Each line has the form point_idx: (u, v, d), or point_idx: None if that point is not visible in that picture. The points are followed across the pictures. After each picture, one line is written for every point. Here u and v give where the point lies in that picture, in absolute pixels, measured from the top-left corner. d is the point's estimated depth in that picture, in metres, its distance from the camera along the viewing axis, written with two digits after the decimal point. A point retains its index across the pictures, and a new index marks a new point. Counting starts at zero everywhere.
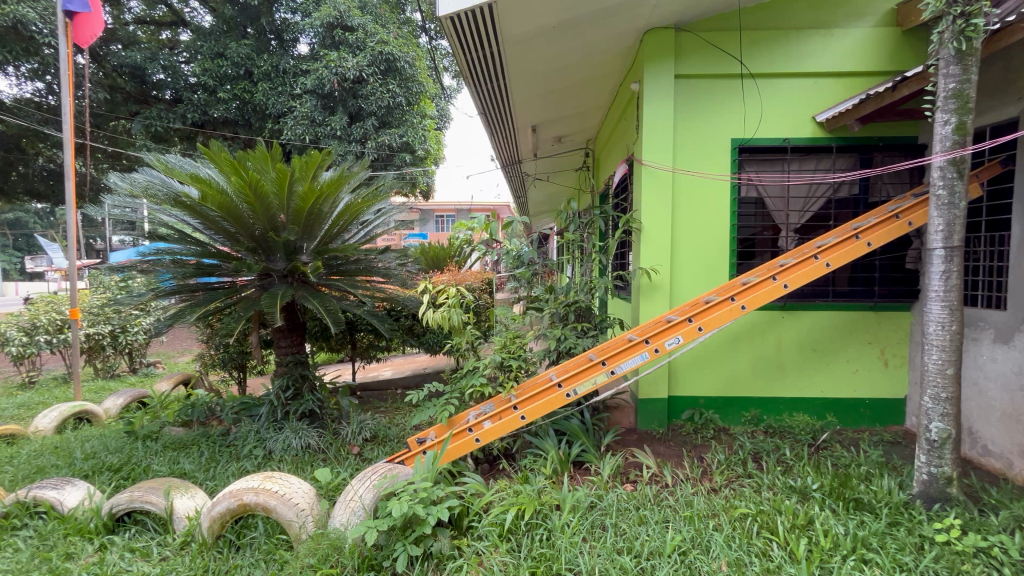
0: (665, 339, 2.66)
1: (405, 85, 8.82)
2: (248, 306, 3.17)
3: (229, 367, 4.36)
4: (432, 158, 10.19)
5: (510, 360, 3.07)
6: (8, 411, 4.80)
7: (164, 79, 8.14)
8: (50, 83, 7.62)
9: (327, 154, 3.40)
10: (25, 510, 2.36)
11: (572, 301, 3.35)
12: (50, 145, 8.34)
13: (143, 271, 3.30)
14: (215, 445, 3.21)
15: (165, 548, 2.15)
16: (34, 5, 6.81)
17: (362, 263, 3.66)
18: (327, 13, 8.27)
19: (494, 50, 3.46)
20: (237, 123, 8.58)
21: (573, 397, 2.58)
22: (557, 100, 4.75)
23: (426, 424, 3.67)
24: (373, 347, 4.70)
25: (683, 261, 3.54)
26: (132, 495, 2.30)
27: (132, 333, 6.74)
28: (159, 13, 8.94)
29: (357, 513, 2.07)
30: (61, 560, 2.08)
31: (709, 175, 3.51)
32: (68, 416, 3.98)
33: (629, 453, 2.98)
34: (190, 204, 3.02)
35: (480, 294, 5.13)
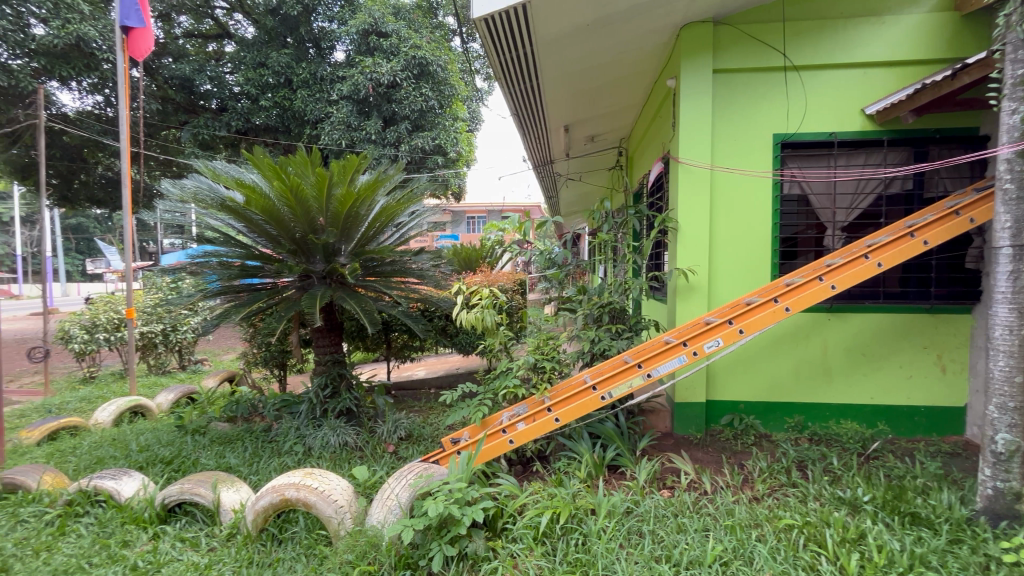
0: (704, 341, 2.58)
1: (438, 88, 8.93)
2: (288, 307, 3.27)
3: (271, 364, 4.51)
4: (464, 160, 10.28)
5: (544, 361, 3.05)
6: (73, 404, 5.14)
7: (211, 89, 8.53)
8: (108, 96, 8.11)
9: (363, 157, 3.47)
10: (87, 498, 2.51)
11: (606, 302, 3.29)
12: (108, 155, 8.88)
13: (191, 273, 3.45)
14: (258, 441, 3.32)
15: (213, 539, 2.24)
16: (95, 23, 7.35)
17: (397, 264, 3.72)
18: (362, 20, 8.45)
19: (527, 51, 3.45)
20: (278, 130, 8.91)
21: (608, 400, 2.53)
22: (591, 99, 4.70)
23: (460, 424, 3.69)
24: (407, 347, 4.78)
25: (722, 261, 3.43)
26: (182, 486, 2.41)
27: (182, 332, 7.09)
28: (205, 26, 9.36)
29: (394, 511, 2.09)
30: (118, 547, 2.20)
31: (749, 172, 3.39)
32: (124, 410, 4.22)
33: (665, 458, 2.90)
34: (236, 208, 3.15)
35: (513, 295, 5.13)
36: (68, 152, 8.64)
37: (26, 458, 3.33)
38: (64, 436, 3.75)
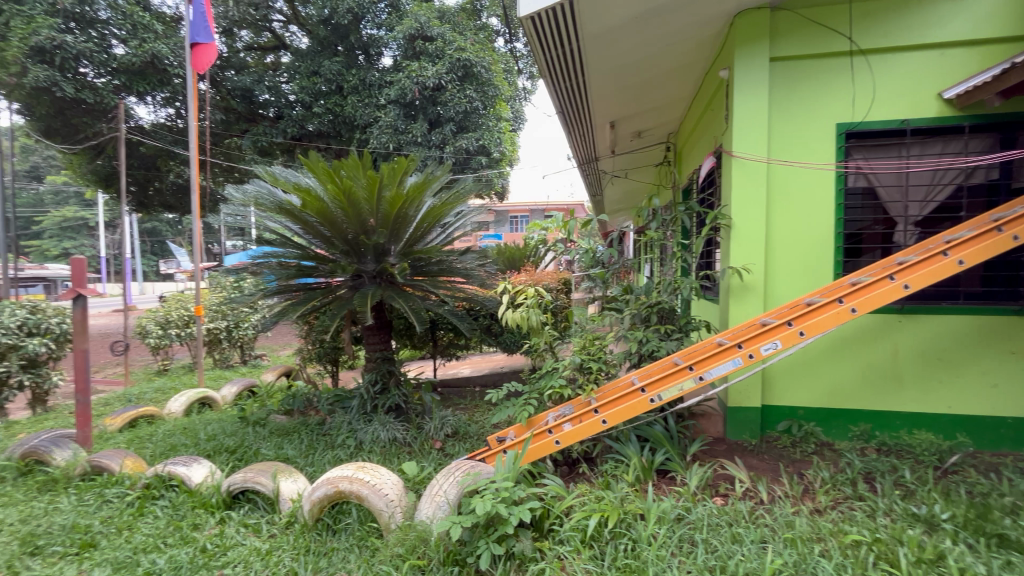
0: (761, 343, 2.46)
1: (482, 89, 9.01)
2: (341, 306, 3.39)
3: (324, 360, 4.70)
4: (508, 160, 10.33)
5: (590, 362, 2.99)
6: (150, 395, 5.57)
7: (269, 98, 9.01)
8: (178, 108, 8.71)
9: (411, 160, 3.55)
10: (162, 482, 2.70)
11: (654, 302, 3.19)
12: (178, 163, 9.54)
13: (252, 274, 3.64)
14: (313, 433, 3.47)
15: (273, 527, 2.36)
16: (167, 42, 7.88)
17: (444, 264, 3.77)
18: (408, 25, 8.64)
19: (574, 47, 3.40)
20: (330, 136, 9.31)
21: (657, 403, 2.46)
22: (638, 94, 4.58)
23: (505, 423, 3.72)
24: (453, 345, 4.86)
25: (779, 259, 3.26)
26: (246, 475, 2.54)
27: (243, 328, 7.51)
28: (264, 39, 9.88)
29: (442, 507, 2.12)
30: (189, 529, 2.35)
31: (811, 165, 3.20)
32: (193, 401, 4.52)
33: (718, 465, 2.78)
34: (292, 210, 3.30)
35: (557, 294, 5.10)
36: (145, 161, 9.36)
37: (111, 443, 3.64)
38: (142, 424, 4.06)
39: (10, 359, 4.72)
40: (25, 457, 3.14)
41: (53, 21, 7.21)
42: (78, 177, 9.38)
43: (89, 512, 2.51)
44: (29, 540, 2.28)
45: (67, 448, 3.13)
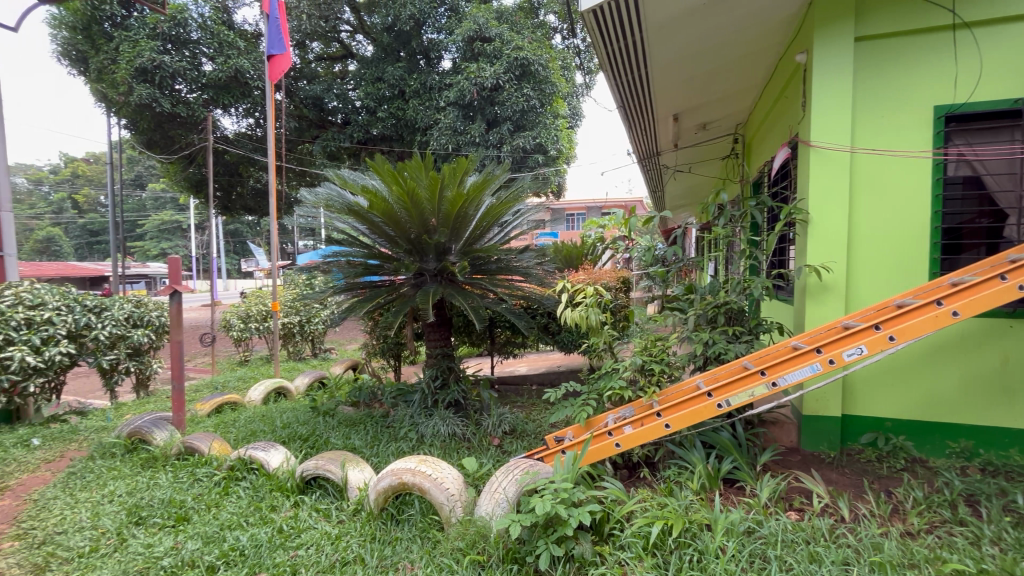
0: (843, 348, 2.26)
1: (539, 87, 8.99)
2: (404, 303, 3.49)
3: (388, 355, 4.89)
4: (564, 158, 10.25)
5: (653, 364, 2.89)
6: (233, 383, 6.05)
7: (337, 105, 9.53)
8: (257, 118, 9.42)
9: (472, 159, 3.60)
10: (244, 465, 2.92)
11: (722, 302, 3.02)
12: (258, 169, 10.30)
13: (323, 272, 3.84)
14: (377, 425, 3.62)
15: (342, 513, 2.48)
16: (248, 57, 8.60)
17: (503, 262, 3.80)
18: (467, 27, 8.77)
19: (637, 38, 3.30)
20: (393, 139, 9.68)
21: (725, 409, 2.33)
22: (704, 84, 4.37)
23: (563, 423, 3.69)
24: (510, 343, 4.90)
25: (864, 256, 2.99)
26: (317, 463, 2.69)
27: (315, 323, 7.99)
28: (332, 49, 10.40)
29: (501, 505, 2.12)
30: (268, 510, 2.53)
31: (903, 153, 2.91)
32: (270, 390, 4.86)
33: (792, 477, 2.60)
34: (360, 211, 3.44)
35: (616, 293, 4.99)
36: (229, 168, 10.17)
37: (200, 427, 3.99)
38: (227, 410, 4.42)
39: (119, 348, 5.29)
40: (130, 436, 3.51)
41: (153, 43, 7.95)
42: (174, 184, 10.35)
43: (183, 488, 2.77)
44: (135, 511, 2.55)
45: (164, 429, 3.47)
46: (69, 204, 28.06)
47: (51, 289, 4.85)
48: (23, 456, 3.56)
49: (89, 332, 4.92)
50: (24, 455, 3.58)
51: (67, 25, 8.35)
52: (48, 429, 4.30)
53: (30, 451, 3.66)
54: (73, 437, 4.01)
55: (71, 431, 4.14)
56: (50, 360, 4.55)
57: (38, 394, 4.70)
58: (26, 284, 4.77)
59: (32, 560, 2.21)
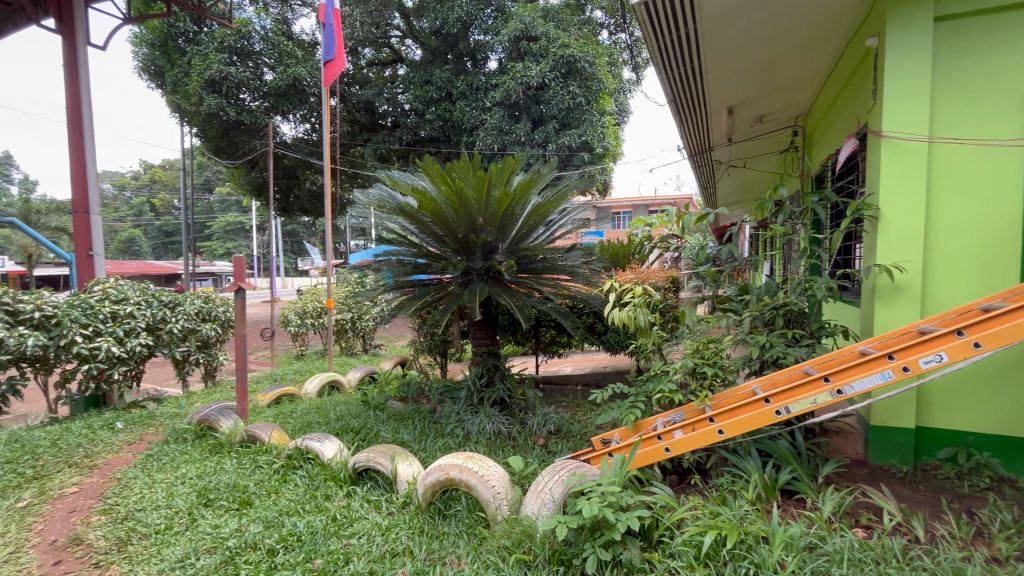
0: (919, 355, 2.07)
1: (585, 84, 8.88)
2: (451, 302, 3.54)
3: (434, 352, 4.99)
4: (611, 156, 10.08)
5: (704, 367, 2.77)
6: (291, 376, 6.37)
7: (388, 109, 9.87)
8: (313, 124, 9.88)
9: (518, 158, 3.60)
10: (300, 454, 3.06)
11: (781, 303, 2.87)
12: (314, 172, 10.80)
13: (374, 271, 3.95)
14: (425, 421, 3.69)
15: (392, 504, 2.55)
16: (305, 65, 9.05)
17: (548, 262, 3.78)
18: (514, 27, 8.78)
19: (691, 28, 3.18)
20: (440, 140, 9.87)
21: (784, 416, 2.20)
22: (762, 74, 4.16)
23: (609, 425, 3.62)
24: (555, 342, 4.87)
25: (943, 255, 2.75)
26: (368, 455, 2.78)
27: (365, 320, 8.28)
28: (383, 54, 10.72)
29: (547, 505, 2.11)
30: (322, 499, 2.64)
31: (990, 143, 2.65)
32: (325, 383, 5.08)
33: (859, 491, 2.43)
34: (409, 211, 3.52)
35: (665, 293, 4.85)
36: (287, 172, 10.73)
37: (261, 416, 4.23)
38: (285, 401, 4.67)
39: (190, 340, 5.69)
40: (200, 422, 3.78)
41: (221, 56, 8.50)
42: (238, 187, 11.02)
43: (246, 474, 2.94)
44: (203, 493, 2.73)
45: (230, 418, 3.70)
46: (148, 208, 30.59)
47: (133, 286, 5.31)
48: (110, 437, 3.90)
49: (165, 325, 5.34)
50: (109, 436, 3.93)
51: (147, 42, 9.07)
52: (130, 414, 4.69)
53: (115, 433, 4.01)
54: (151, 422, 4.36)
55: (149, 416, 4.50)
56: (131, 351, 4.97)
57: (122, 381, 5.13)
58: (112, 280, 5.23)
59: (117, 533, 2.43)
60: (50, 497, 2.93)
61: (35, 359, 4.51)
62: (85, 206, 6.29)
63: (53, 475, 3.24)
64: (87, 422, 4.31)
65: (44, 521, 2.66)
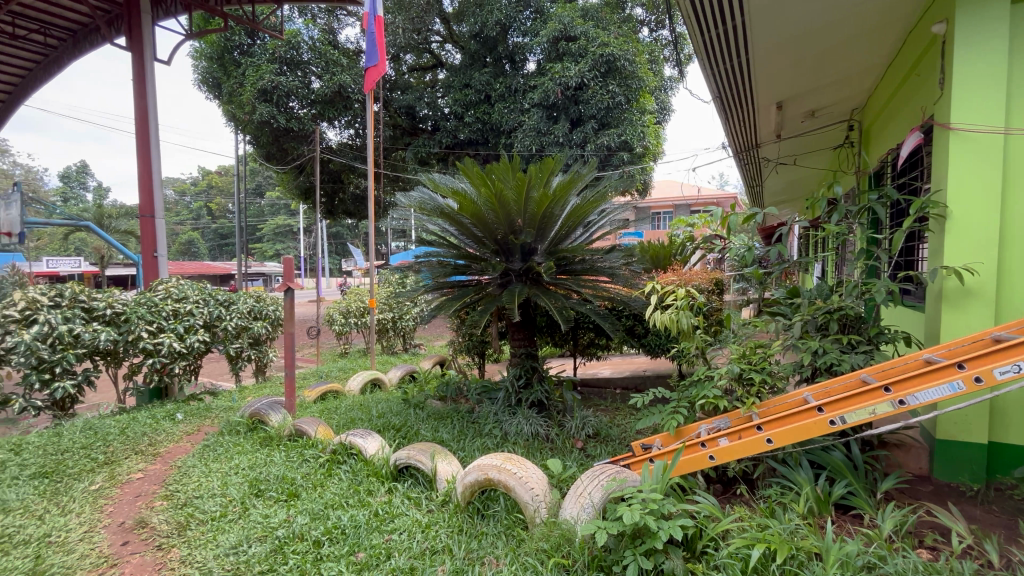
0: (994, 365, 1.90)
1: (625, 83, 8.74)
2: (490, 303, 3.55)
3: (473, 352, 5.03)
4: (651, 155, 9.87)
5: (752, 373, 2.65)
6: (336, 373, 6.59)
7: (428, 113, 10.06)
8: (357, 129, 10.22)
9: (558, 159, 3.58)
10: (344, 450, 3.15)
11: (835, 307, 2.71)
12: (358, 175, 11.14)
13: (414, 272, 4.03)
14: (464, 420, 3.73)
15: (432, 502, 2.58)
16: (350, 73, 9.38)
17: (588, 263, 3.74)
18: (553, 28, 8.75)
19: (738, 22, 3.07)
20: (478, 143, 9.98)
21: (838, 427, 2.07)
22: (815, 67, 3.97)
23: (650, 430, 3.55)
24: (594, 345, 4.82)
25: (1021, 257, 2.53)
26: (409, 452, 2.83)
27: (406, 320, 8.47)
28: (423, 59, 10.95)
29: (587, 509, 2.08)
30: (365, 494, 2.71)
31: None
32: (367, 381, 5.23)
33: (923, 510, 2.27)
34: (450, 213, 3.58)
35: (708, 295, 4.70)
36: (333, 176, 11.11)
37: (308, 411, 4.40)
38: (330, 397, 4.84)
39: (243, 337, 5.98)
40: (251, 416, 3.97)
41: (272, 67, 8.91)
42: (287, 192, 11.51)
43: (294, 467, 3.06)
44: (255, 484, 2.86)
45: (279, 412, 3.87)
46: (205, 212, 32.51)
47: (192, 286, 5.65)
48: (171, 427, 4.16)
49: (220, 323, 5.64)
50: (171, 426, 4.19)
51: (206, 56, 9.66)
52: (189, 405, 4.99)
53: (176, 424, 4.28)
54: (208, 414, 4.62)
55: (206, 408, 4.76)
56: (191, 347, 5.29)
57: (182, 374, 5.45)
58: (173, 280, 5.59)
59: (177, 518, 2.58)
60: (119, 481, 3.15)
61: (106, 352, 4.86)
62: (150, 210, 6.74)
63: (122, 461, 3.48)
64: (151, 412, 4.62)
65: (113, 504, 2.87)
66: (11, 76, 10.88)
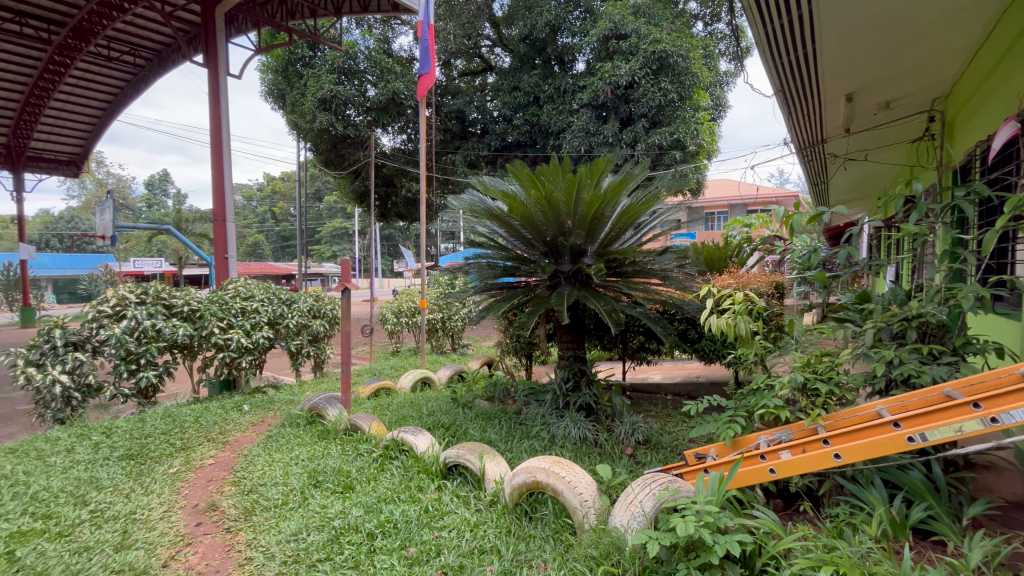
0: None
1: (678, 79, 8.49)
2: (539, 304, 3.54)
3: (520, 353, 5.04)
4: (706, 153, 9.51)
5: (817, 383, 2.49)
6: (388, 371, 6.80)
7: (477, 117, 10.22)
8: (409, 135, 10.57)
9: (609, 159, 3.53)
10: (396, 446, 3.24)
11: (913, 314, 2.49)
12: (410, 179, 11.47)
13: (464, 273, 4.09)
14: (511, 421, 3.75)
15: (480, 501, 2.61)
16: (403, 79, 9.68)
17: (639, 265, 3.66)
18: (603, 27, 8.62)
19: (802, 12, 2.92)
20: (527, 145, 10.03)
21: (917, 444, 1.90)
22: (890, 56, 3.69)
23: (703, 439, 3.41)
24: (643, 349, 4.70)
25: None
26: (458, 451, 2.87)
27: (454, 321, 8.63)
28: (473, 64, 11.13)
29: (638, 518, 2.03)
30: (416, 489, 2.77)
31: None
32: (418, 379, 5.35)
33: (1017, 540, 2.04)
34: (500, 215, 3.62)
35: (768, 299, 4.47)
36: (386, 180, 11.49)
37: (362, 406, 4.57)
38: (383, 394, 5.01)
39: (303, 334, 6.29)
40: (310, 409, 4.17)
41: (332, 77, 9.35)
42: (344, 196, 12.01)
43: (350, 460, 3.19)
44: (313, 475, 2.99)
45: (335, 407, 4.05)
46: (270, 216, 34.58)
47: (258, 285, 6.02)
48: (238, 418, 4.45)
49: (283, 320, 5.96)
50: (239, 417, 4.48)
51: (272, 69, 10.26)
52: (255, 398, 5.31)
53: (243, 414, 4.57)
54: (271, 406, 4.89)
55: (270, 401, 5.05)
56: (256, 342, 5.63)
57: (248, 368, 5.78)
58: (242, 280, 5.98)
59: (244, 503, 2.76)
60: (193, 466, 3.41)
61: (183, 346, 5.26)
62: (222, 214, 7.23)
63: (196, 447, 3.75)
64: (222, 403, 4.96)
65: (188, 486, 3.10)
66: (105, 94, 12.02)
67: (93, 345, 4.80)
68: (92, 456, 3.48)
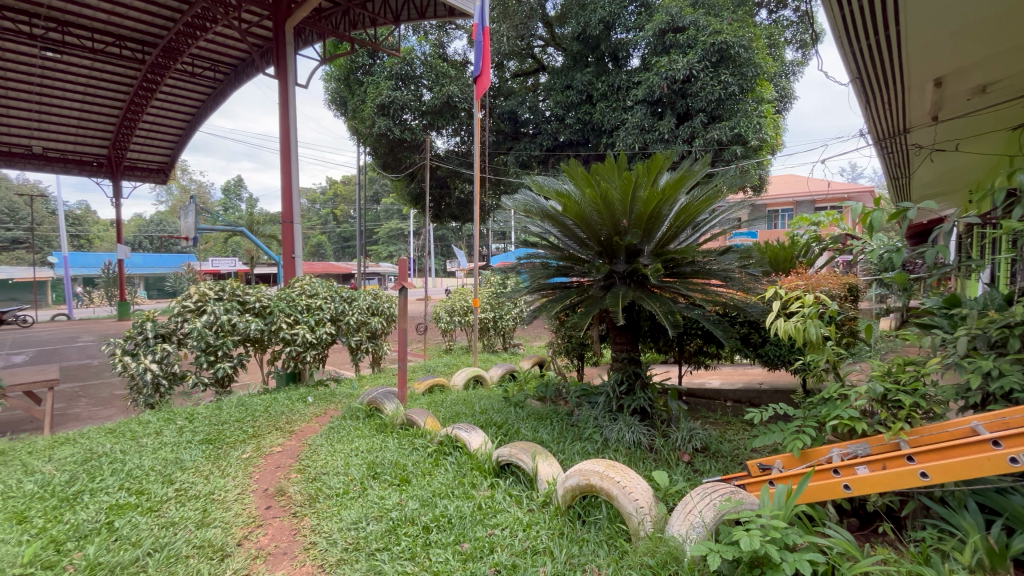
0: None
1: (740, 71, 8.09)
2: (592, 305, 3.49)
3: (572, 354, 4.98)
4: (770, 148, 9.01)
5: (900, 395, 2.28)
6: (441, 368, 6.96)
7: (529, 117, 10.27)
8: (462, 137, 10.76)
9: (667, 155, 3.41)
10: (450, 441, 3.31)
11: (1015, 321, 2.22)
12: (463, 181, 11.68)
13: (517, 273, 4.10)
14: (563, 422, 3.72)
15: (532, 501, 2.60)
16: (457, 83, 9.89)
17: (698, 265, 3.51)
18: (659, 20, 8.34)
19: None
20: (580, 144, 9.93)
21: (1021, 466, 1.67)
22: (990, 36, 3.31)
23: (767, 449, 3.22)
24: (702, 352, 4.52)
25: None
26: (511, 450, 2.89)
27: (506, 320, 8.70)
28: (526, 64, 11.15)
29: (697, 529, 1.95)
30: (469, 486, 2.81)
31: None
32: (470, 377, 5.42)
33: None
34: (554, 214, 3.60)
35: (840, 303, 4.17)
36: (440, 182, 11.76)
37: (417, 402, 4.70)
38: (436, 390, 5.12)
39: (362, 331, 6.56)
40: (370, 403, 4.35)
41: (389, 83, 9.67)
42: (400, 198, 12.40)
43: (406, 454, 3.29)
44: (372, 467, 3.11)
45: (392, 401, 4.19)
46: (331, 218, 36.39)
47: (322, 284, 6.33)
48: (303, 409, 4.71)
49: (344, 317, 6.25)
50: (304, 408, 4.75)
51: (335, 78, 10.77)
52: (318, 390, 5.60)
53: (307, 406, 4.83)
54: (332, 399, 5.14)
55: (331, 394, 5.30)
56: (319, 337, 5.93)
57: (312, 362, 6.10)
58: (307, 280, 6.32)
59: (309, 490, 2.91)
60: (263, 453, 3.64)
61: (255, 340, 5.63)
62: (289, 217, 7.68)
63: (266, 435, 4.00)
64: (289, 394, 5.27)
65: (259, 472, 3.32)
66: (189, 108, 13.13)
67: (178, 337, 5.23)
68: (177, 439, 3.80)
